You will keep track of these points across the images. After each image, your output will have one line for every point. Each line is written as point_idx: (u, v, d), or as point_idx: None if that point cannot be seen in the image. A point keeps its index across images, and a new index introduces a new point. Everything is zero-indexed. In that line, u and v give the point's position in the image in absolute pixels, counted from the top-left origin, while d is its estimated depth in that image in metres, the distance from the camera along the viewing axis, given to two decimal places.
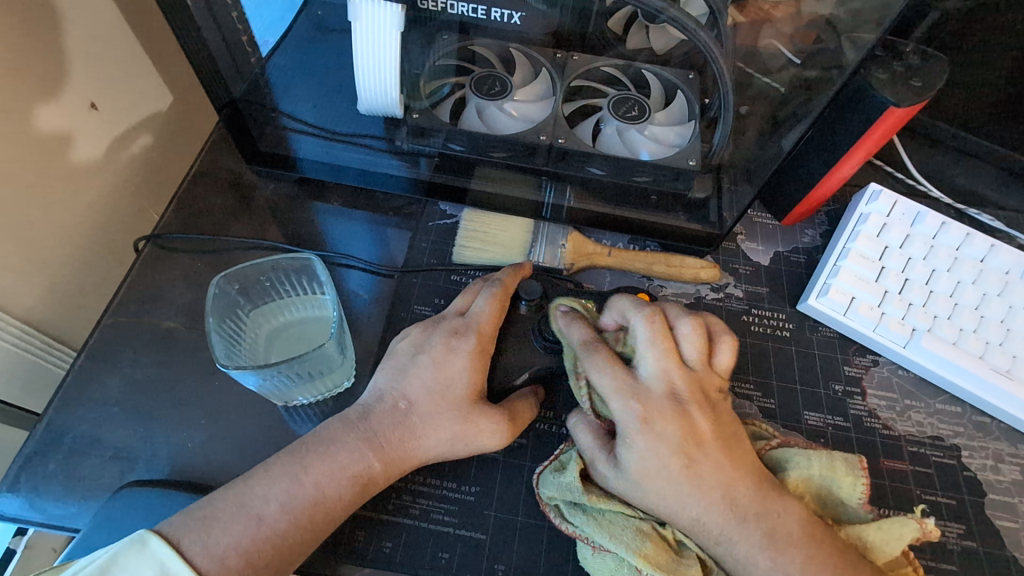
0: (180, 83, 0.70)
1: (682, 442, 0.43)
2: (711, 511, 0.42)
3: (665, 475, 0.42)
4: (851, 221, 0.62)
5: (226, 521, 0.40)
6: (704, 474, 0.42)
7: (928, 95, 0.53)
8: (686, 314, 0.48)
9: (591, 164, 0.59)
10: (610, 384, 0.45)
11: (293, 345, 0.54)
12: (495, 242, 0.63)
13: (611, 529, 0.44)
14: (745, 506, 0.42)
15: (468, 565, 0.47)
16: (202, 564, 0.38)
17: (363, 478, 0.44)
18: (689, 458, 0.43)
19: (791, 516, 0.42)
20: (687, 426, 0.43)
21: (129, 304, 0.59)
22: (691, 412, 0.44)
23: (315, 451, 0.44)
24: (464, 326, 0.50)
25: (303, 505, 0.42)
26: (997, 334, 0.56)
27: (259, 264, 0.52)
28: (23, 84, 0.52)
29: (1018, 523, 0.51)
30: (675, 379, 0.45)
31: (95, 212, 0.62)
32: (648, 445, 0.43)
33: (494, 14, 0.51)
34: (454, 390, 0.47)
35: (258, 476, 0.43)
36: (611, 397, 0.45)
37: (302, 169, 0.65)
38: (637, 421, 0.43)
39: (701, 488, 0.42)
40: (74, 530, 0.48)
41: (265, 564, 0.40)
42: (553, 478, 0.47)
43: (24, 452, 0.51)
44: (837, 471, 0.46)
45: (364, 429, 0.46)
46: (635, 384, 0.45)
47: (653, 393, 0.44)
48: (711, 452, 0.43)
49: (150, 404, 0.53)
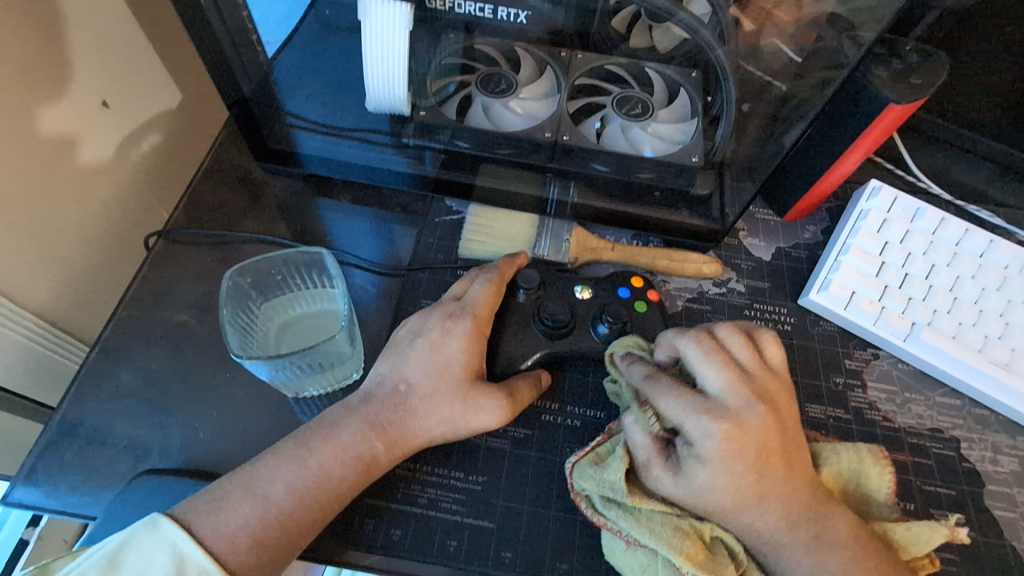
0: (188, 81, 0.71)
1: (757, 456, 0.43)
2: (769, 519, 0.43)
3: (738, 491, 0.43)
4: (852, 217, 0.62)
5: (234, 502, 0.41)
6: (771, 484, 0.43)
7: (928, 92, 0.54)
8: (729, 325, 0.49)
9: (595, 161, 0.60)
10: (680, 404, 0.44)
11: (303, 337, 0.55)
12: (500, 236, 0.64)
13: (650, 526, 0.44)
14: (800, 512, 0.43)
15: (476, 552, 0.48)
16: (213, 544, 0.40)
17: (366, 459, 0.45)
18: (760, 471, 0.43)
19: (838, 520, 0.44)
20: (762, 438, 0.43)
21: (140, 298, 0.60)
22: (764, 422, 0.43)
23: (318, 434, 0.45)
24: (459, 309, 0.51)
25: (307, 486, 0.43)
26: (995, 328, 0.57)
27: (271, 258, 0.53)
28: (37, 81, 0.53)
29: (1016, 513, 0.52)
30: (744, 391, 0.44)
31: (107, 208, 0.63)
32: (724, 462, 0.42)
33: (500, 14, 0.53)
34: (451, 370, 0.48)
35: (265, 458, 0.44)
36: (684, 416, 0.44)
37: (309, 165, 0.66)
38: (718, 437, 0.42)
39: (766, 500, 0.43)
40: (87, 518, 0.49)
41: (274, 542, 0.41)
42: (592, 472, 0.47)
43: (40, 443, 0.52)
44: (864, 462, 0.47)
45: (368, 412, 0.47)
46: (705, 401, 0.44)
47: (725, 409, 0.44)
48: (779, 463, 0.44)
49: (163, 396, 0.54)
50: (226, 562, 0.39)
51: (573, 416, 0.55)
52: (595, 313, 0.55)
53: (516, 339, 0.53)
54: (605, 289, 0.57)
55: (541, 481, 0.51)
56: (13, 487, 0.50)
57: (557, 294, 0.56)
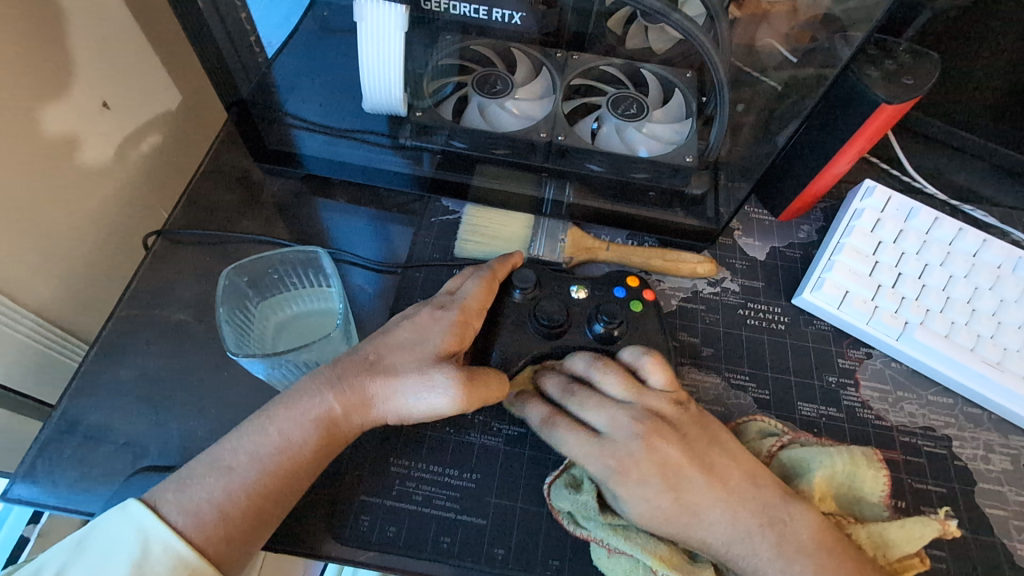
0: (187, 81, 0.71)
1: (663, 475, 0.44)
2: (718, 527, 0.43)
3: (664, 508, 0.43)
4: (846, 217, 0.63)
5: (200, 477, 0.42)
6: (696, 496, 0.44)
7: (919, 92, 0.54)
8: (592, 358, 0.50)
9: (590, 160, 0.60)
10: (579, 451, 0.46)
11: (299, 336, 0.56)
12: (496, 236, 0.64)
13: (625, 532, 0.45)
14: (747, 518, 0.43)
15: (469, 549, 0.48)
16: (177, 518, 0.40)
17: (324, 420, 0.45)
18: (675, 488, 0.44)
19: (799, 523, 0.43)
20: (660, 460, 0.44)
21: (140, 297, 0.60)
22: (656, 444, 0.45)
23: (281, 402, 0.46)
24: (450, 301, 0.52)
25: (270, 455, 0.44)
26: (989, 326, 0.57)
27: (267, 256, 0.54)
28: (39, 83, 0.54)
29: (1007, 511, 0.52)
30: (620, 421, 0.46)
31: (106, 208, 0.64)
32: (635, 491, 0.44)
33: (496, 15, 0.52)
34: (424, 346, 0.48)
35: (230, 432, 0.45)
36: (585, 460, 0.46)
37: (308, 166, 0.67)
38: (613, 475, 0.44)
39: (698, 509, 0.44)
40: (87, 514, 0.50)
41: (239, 513, 0.42)
42: (568, 493, 0.47)
43: (39, 440, 0.52)
44: (860, 466, 0.48)
45: (331, 376, 0.47)
46: (596, 442, 0.46)
47: (615, 442, 0.45)
48: (692, 473, 0.44)
49: (162, 394, 0.55)
50: (192, 536, 0.40)
51: None
52: (592, 312, 0.55)
53: (512, 338, 0.54)
54: (602, 288, 0.57)
55: (535, 479, 0.52)
56: (12, 484, 0.51)
57: (552, 293, 0.56)
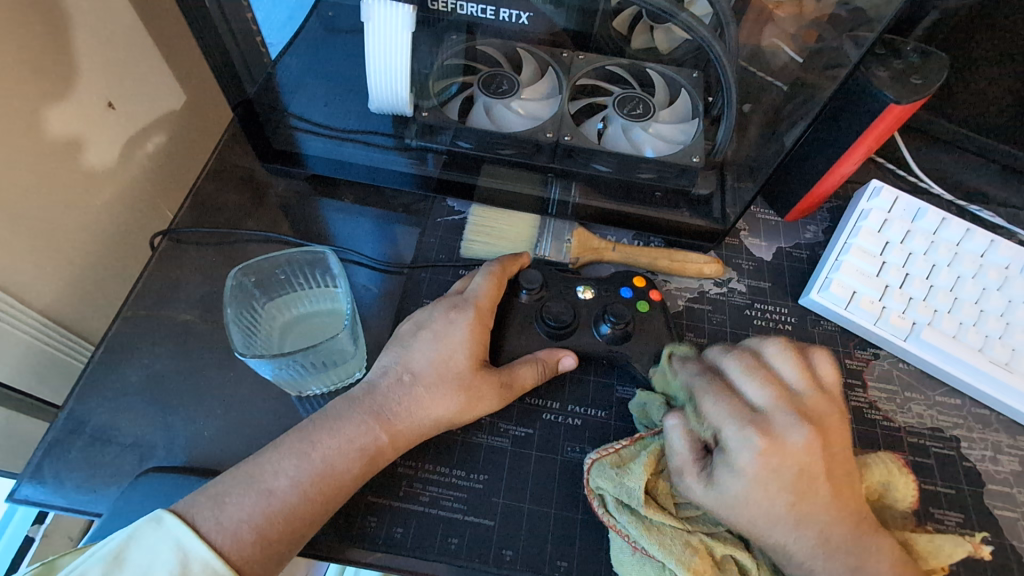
0: (192, 82, 0.71)
1: (799, 479, 0.42)
2: (805, 541, 0.42)
3: (770, 504, 0.42)
4: (853, 217, 0.62)
5: (237, 496, 0.42)
6: (811, 509, 0.42)
7: (929, 92, 0.54)
8: (778, 342, 0.49)
9: (596, 160, 0.60)
10: (725, 412, 0.44)
11: (305, 336, 0.56)
12: (503, 237, 0.64)
13: (659, 539, 0.44)
14: (837, 542, 0.42)
15: (478, 550, 0.48)
16: (217, 539, 0.40)
17: (371, 451, 0.46)
18: (798, 494, 0.42)
19: (880, 553, 0.42)
20: (808, 464, 0.42)
21: (145, 298, 0.60)
22: (815, 443, 0.43)
23: (322, 428, 0.46)
24: (462, 301, 0.52)
25: (312, 479, 0.44)
26: (996, 327, 0.57)
27: (274, 257, 0.54)
28: (44, 83, 0.54)
29: (1016, 512, 0.52)
30: (791, 409, 0.44)
31: (111, 208, 0.64)
32: (760, 476, 0.42)
33: (502, 15, 0.52)
34: (455, 361, 0.49)
35: (267, 453, 0.45)
36: (725, 425, 0.44)
37: (312, 166, 0.66)
38: (749, 449, 0.42)
39: (795, 520, 0.42)
40: (94, 514, 0.50)
41: (278, 536, 0.42)
42: (613, 474, 0.47)
43: (45, 440, 0.52)
44: (894, 474, 0.47)
45: (372, 404, 0.48)
46: (751, 414, 0.44)
47: (772, 421, 0.44)
48: (823, 488, 0.43)
49: (168, 395, 0.55)
50: (230, 556, 0.40)
51: (574, 414, 0.55)
52: (598, 314, 0.55)
53: (518, 338, 0.54)
54: (608, 288, 0.57)
55: (543, 479, 0.52)
56: (20, 485, 0.51)
57: (559, 294, 0.56)
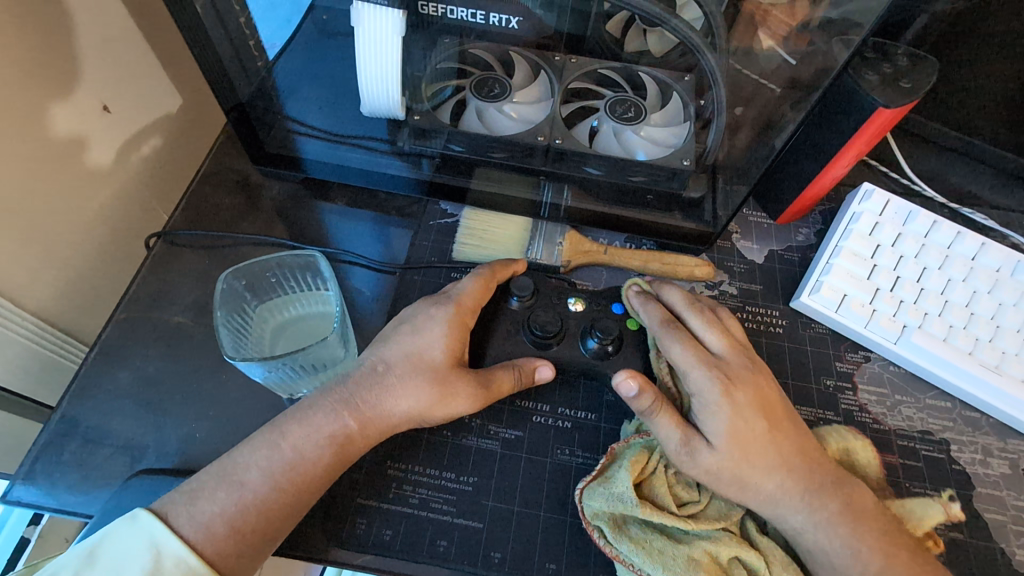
0: (188, 85, 0.72)
1: (763, 410, 0.48)
2: (795, 480, 0.46)
3: (754, 442, 0.46)
4: (843, 220, 0.63)
5: (211, 491, 0.43)
6: (786, 445, 0.47)
7: (917, 96, 0.54)
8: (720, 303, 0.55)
9: (588, 164, 0.60)
10: (691, 357, 0.49)
11: (297, 339, 0.56)
12: (495, 241, 0.65)
13: (662, 560, 0.44)
14: (822, 479, 0.47)
15: (466, 552, 0.48)
16: (190, 533, 0.41)
17: (339, 438, 0.46)
18: (770, 423, 0.47)
19: (863, 491, 0.47)
20: (763, 394, 0.48)
21: (139, 301, 0.61)
22: (762, 381, 0.49)
23: (292, 419, 0.46)
24: (442, 297, 0.53)
25: (282, 471, 0.44)
26: (987, 330, 0.57)
27: (265, 260, 0.54)
28: (42, 87, 0.54)
29: (1005, 515, 0.52)
30: (738, 350, 0.50)
31: (106, 211, 0.64)
32: (732, 408, 0.47)
33: (493, 19, 0.52)
34: (430, 355, 0.49)
35: (240, 447, 0.45)
36: (692, 368, 0.48)
37: (308, 169, 0.67)
38: (717, 389, 0.47)
39: (781, 461, 0.47)
40: (86, 516, 0.50)
41: (250, 528, 0.42)
42: (601, 489, 0.48)
43: (38, 443, 0.52)
44: (851, 438, 0.54)
45: (342, 394, 0.48)
46: (710, 357, 0.49)
47: (727, 363, 0.49)
48: (786, 422, 0.48)
49: (161, 397, 0.55)
50: (203, 551, 0.40)
51: (564, 417, 0.55)
52: (586, 328, 0.55)
53: (510, 342, 0.55)
54: (600, 304, 0.57)
55: (532, 482, 0.52)
56: (13, 485, 0.51)
57: (549, 304, 0.56)
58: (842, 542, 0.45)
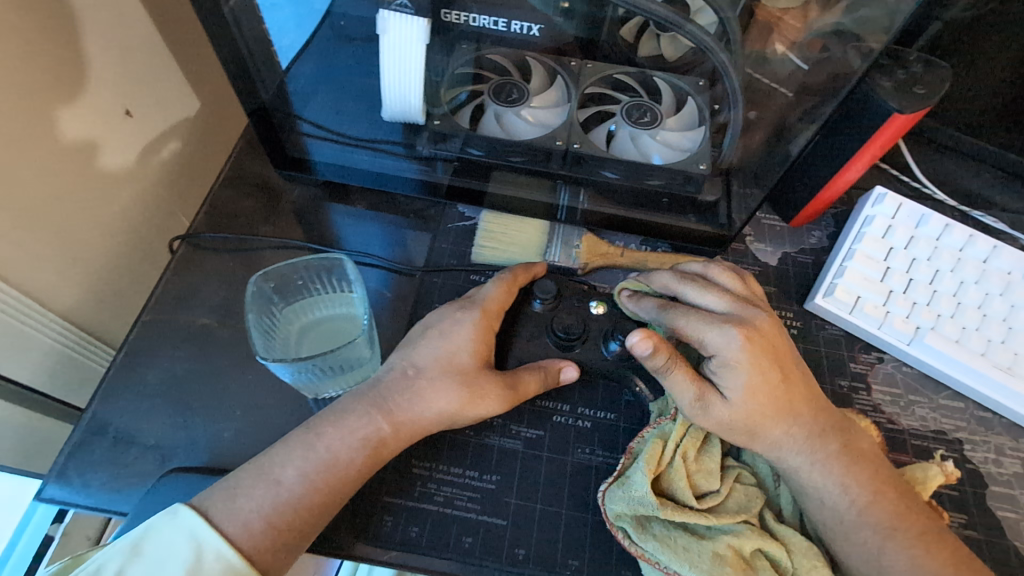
0: (206, 89, 0.73)
1: (777, 357, 0.48)
2: (804, 423, 0.49)
3: (770, 392, 0.48)
4: (857, 223, 0.64)
5: (248, 488, 0.44)
6: (795, 391, 0.49)
7: (931, 102, 0.55)
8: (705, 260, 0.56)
9: (605, 168, 0.61)
10: (703, 323, 0.49)
11: (323, 341, 0.57)
12: (513, 243, 0.66)
13: (688, 557, 0.45)
14: (825, 423, 0.49)
15: (491, 549, 0.49)
16: (228, 527, 0.42)
17: (372, 441, 0.47)
18: (782, 370, 0.48)
19: (862, 436, 0.50)
20: (773, 341, 0.49)
21: (163, 302, 0.62)
22: (772, 328, 0.49)
23: (327, 421, 0.47)
24: (469, 302, 0.54)
25: (317, 470, 0.45)
26: (998, 332, 0.58)
27: (293, 264, 0.55)
28: (69, 92, 0.55)
29: (1018, 514, 0.53)
30: (741, 303, 0.50)
31: (128, 214, 0.65)
32: (751, 360, 0.47)
33: (515, 27, 0.54)
34: (459, 359, 0.50)
35: (275, 448, 0.46)
36: (704, 331, 0.49)
37: (320, 172, 0.68)
38: (738, 344, 0.47)
39: (790, 408, 0.48)
40: (118, 513, 0.52)
41: (287, 526, 0.43)
42: (621, 492, 0.48)
43: (70, 441, 0.54)
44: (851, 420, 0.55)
45: (374, 397, 0.49)
46: (717, 317, 0.49)
47: (735, 320, 0.49)
48: (795, 369, 0.50)
49: (189, 397, 0.56)
50: (241, 545, 0.42)
51: (584, 417, 0.56)
52: (608, 331, 0.56)
53: (531, 343, 0.56)
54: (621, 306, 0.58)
55: (554, 481, 0.53)
56: (46, 484, 0.52)
57: (572, 307, 0.57)
58: (837, 480, 0.47)
